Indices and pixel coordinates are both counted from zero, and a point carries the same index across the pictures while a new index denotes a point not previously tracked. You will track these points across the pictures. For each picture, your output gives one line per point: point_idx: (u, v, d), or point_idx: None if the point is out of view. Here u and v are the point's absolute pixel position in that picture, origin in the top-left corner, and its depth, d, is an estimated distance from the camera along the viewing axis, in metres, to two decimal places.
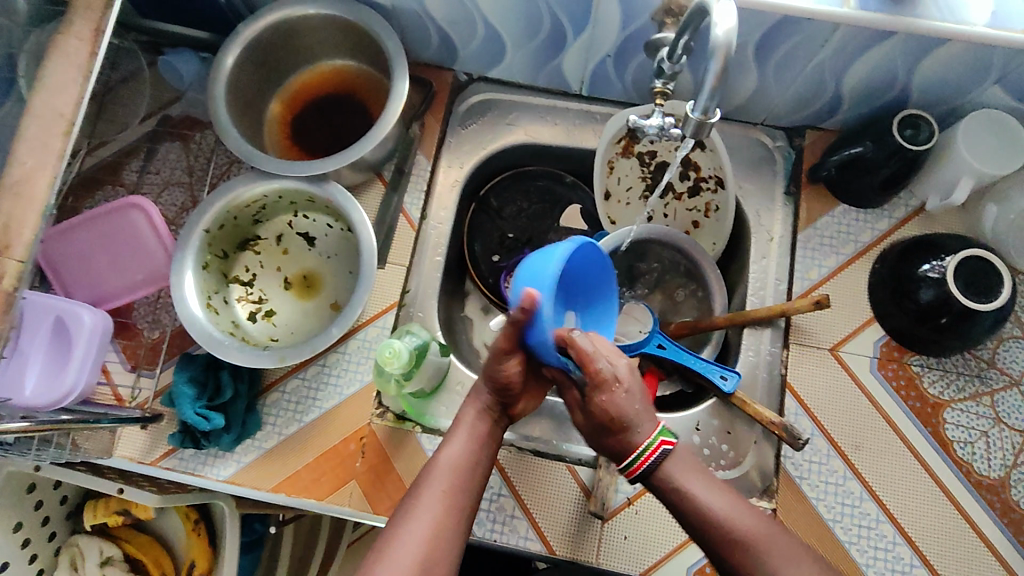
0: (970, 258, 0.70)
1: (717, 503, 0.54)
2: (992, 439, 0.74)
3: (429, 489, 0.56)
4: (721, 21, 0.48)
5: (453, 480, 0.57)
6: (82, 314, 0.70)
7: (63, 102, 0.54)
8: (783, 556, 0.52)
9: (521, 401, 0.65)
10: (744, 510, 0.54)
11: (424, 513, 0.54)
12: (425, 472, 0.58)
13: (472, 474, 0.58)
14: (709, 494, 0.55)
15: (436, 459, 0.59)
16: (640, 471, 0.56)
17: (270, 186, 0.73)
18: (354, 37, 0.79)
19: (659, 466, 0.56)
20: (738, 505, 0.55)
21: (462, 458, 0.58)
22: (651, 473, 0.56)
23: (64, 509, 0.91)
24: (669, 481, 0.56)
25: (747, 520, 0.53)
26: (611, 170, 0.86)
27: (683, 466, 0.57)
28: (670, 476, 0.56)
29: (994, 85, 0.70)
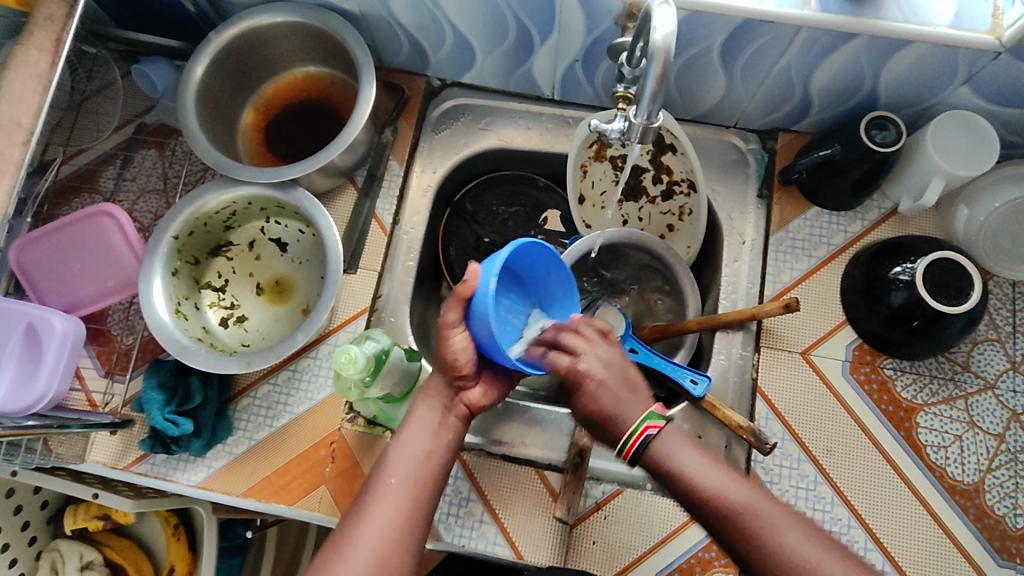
0: (938, 261, 0.70)
1: (706, 477, 0.55)
2: (966, 443, 0.73)
3: (383, 483, 0.56)
4: (661, 25, 0.48)
5: (408, 470, 0.57)
6: (52, 321, 0.71)
7: (22, 112, 0.55)
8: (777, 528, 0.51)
9: (475, 387, 0.63)
10: (736, 485, 0.54)
11: (379, 509, 0.54)
12: (379, 467, 0.58)
13: (428, 461, 0.58)
14: (704, 469, 0.55)
15: (391, 451, 0.59)
16: (634, 452, 0.57)
17: (238, 193, 0.74)
18: (325, 44, 0.80)
19: (649, 448, 0.56)
20: (727, 478, 0.55)
21: (417, 448, 0.58)
22: (642, 457, 0.57)
23: (45, 513, 0.92)
24: (660, 452, 0.56)
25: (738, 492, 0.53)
26: (584, 174, 0.86)
27: (672, 441, 0.57)
28: (662, 452, 0.56)
29: (962, 86, 0.70)
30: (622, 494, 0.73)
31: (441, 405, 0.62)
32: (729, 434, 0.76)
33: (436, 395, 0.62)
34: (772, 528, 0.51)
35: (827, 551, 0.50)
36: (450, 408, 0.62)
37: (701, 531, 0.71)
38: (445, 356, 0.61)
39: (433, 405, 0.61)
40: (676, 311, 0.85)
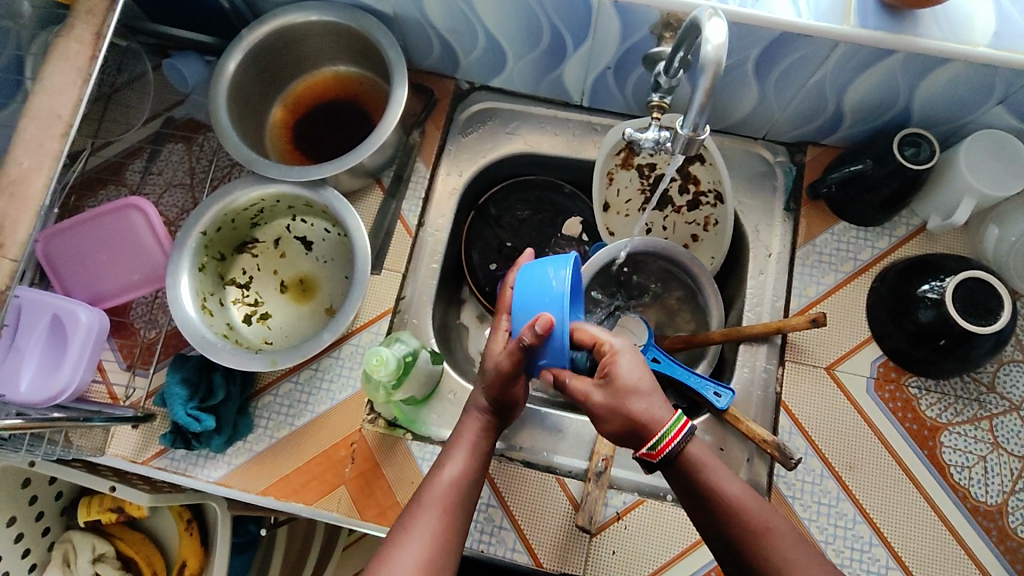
0: (967, 280, 0.69)
1: (737, 493, 0.53)
2: (989, 464, 0.73)
3: (428, 503, 0.54)
4: (712, 37, 0.48)
5: (455, 495, 0.56)
6: (78, 312, 0.71)
7: (61, 104, 0.55)
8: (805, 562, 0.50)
9: (518, 411, 0.65)
10: (767, 507, 0.53)
11: (424, 526, 0.53)
12: (423, 489, 0.56)
13: (469, 489, 0.57)
14: (737, 486, 0.53)
15: (432, 473, 0.57)
16: (667, 451, 0.53)
17: (266, 190, 0.74)
18: (357, 43, 0.80)
19: (683, 451, 0.54)
20: (757, 500, 0.53)
21: (464, 475, 0.57)
22: (675, 456, 0.53)
23: (59, 504, 0.92)
24: (690, 462, 0.54)
25: (768, 518, 0.52)
26: (610, 182, 0.86)
27: (705, 452, 0.55)
28: (696, 461, 0.54)
29: (997, 106, 0.70)
30: (644, 504, 0.72)
31: (484, 437, 0.61)
32: (751, 447, 0.75)
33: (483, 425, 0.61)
34: (797, 560, 0.50)
35: None
36: (491, 443, 0.61)
37: None
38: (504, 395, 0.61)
39: (472, 436, 0.61)
40: (699, 322, 0.84)
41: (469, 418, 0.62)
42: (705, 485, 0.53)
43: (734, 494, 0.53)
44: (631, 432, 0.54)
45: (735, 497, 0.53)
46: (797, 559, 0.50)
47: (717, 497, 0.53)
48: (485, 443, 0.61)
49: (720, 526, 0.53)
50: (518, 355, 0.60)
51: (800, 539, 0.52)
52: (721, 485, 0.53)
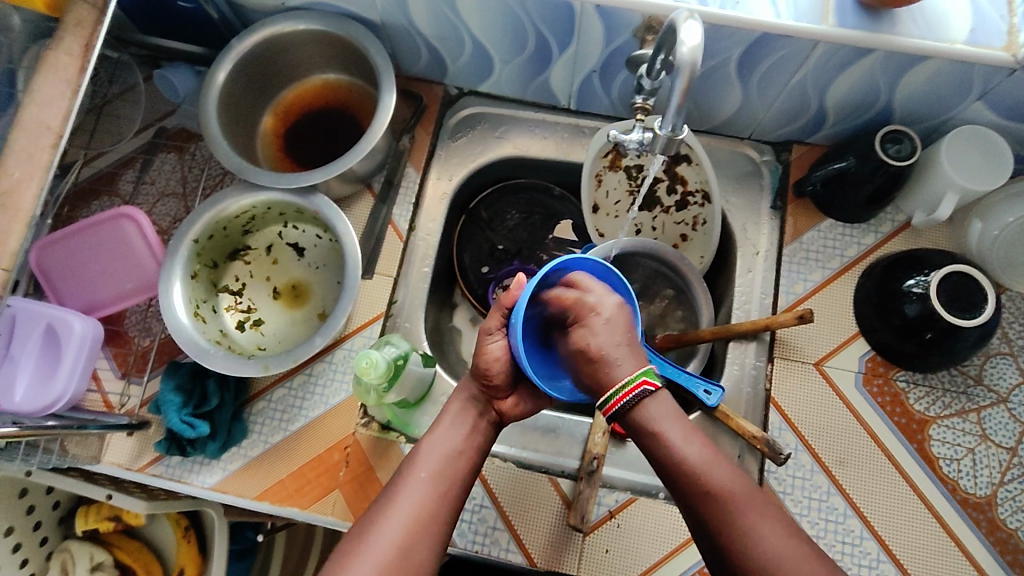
0: (952, 274, 0.70)
1: (686, 450, 0.54)
2: (978, 456, 0.74)
3: (413, 475, 0.56)
4: (688, 39, 0.48)
5: (438, 467, 0.57)
6: (72, 321, 0.72)
7: (51, 116, 0.56)
8: (754, 517, 0.51)
9: (509, 396, 0.63)
10: (719, 462, 0.54)
11: (405, 498, 0.55)
12: (409, 462, 0.58)
13: (457, 458, 0.59)
14: (690, 444, 0.54)
15: (422, 446, 0.59)
16: (616, 409, 0.56)
17: (257, 198, 0.75)
18: (345, 51, 0.81)
19: (636, 407, 0.56)
20: (711, 455, 0.54)
21: (448, 445, 0.59)
22: (629, 412, 0.56)
23: (57, 513, 0.92)
24: (642, 416, 0.56)
25: (723, 474, 0.53)
26: (599, 184, 0.86)
27: (662, 407, 0.56)
28: (649, 417, 0.56)
29: (976, 102, 0.71)
30: (635, 503, 0.73)
31: (473, 405, 0.62)
32: (741, 444, 0.76)
33: (470, 399, 0.62)
34: (747, 518, 0.51)
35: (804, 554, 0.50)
36: (483, 408, 0.62)
37: None
38: (478, 364, 0.61)
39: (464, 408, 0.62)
40: (688, 321, 0.85)
41: (459, 392, 0.64)
42: (655, 441, 0.55)
43: (685, 454, 0.54)
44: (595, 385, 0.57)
45: (687, 457, 0.54)
46: (752, 520, 0.51)
47: (668, 458, 0.54)
48: (480, 413, 0.62)
49: (674, 483, 0.54)
50: (500, 349, 0.61)
51: (756, 494, 0.53)
52: (673, 445, 0.54)
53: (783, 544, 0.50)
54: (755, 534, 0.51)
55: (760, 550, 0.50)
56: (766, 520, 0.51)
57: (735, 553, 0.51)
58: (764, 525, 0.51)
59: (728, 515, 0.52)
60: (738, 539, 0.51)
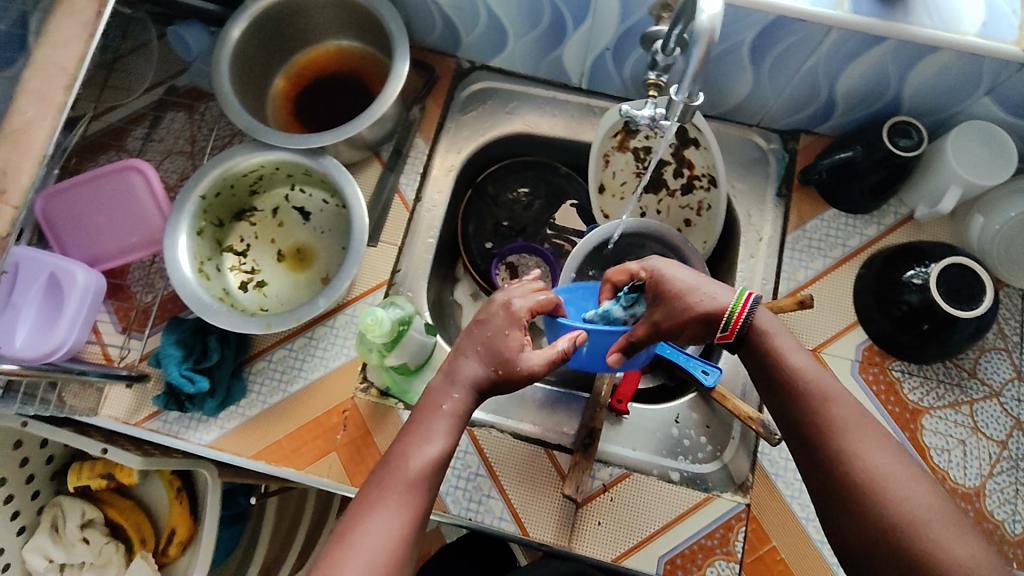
0: (951, 266, 0.71)
1: (800, 363, 0.59)
2: (969, 448, 0.75)
3: (389, 490, 0.54)
4: (707, 7, 0.49)
5: (418, 479, 0.55)
6: (75, 272, 0.72)
7: (66, 57, 0.56)
8: (860, 437, 0.54)
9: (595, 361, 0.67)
10: (830, 381, 0.58)
11: (390, 512, 0.53)
12: (390, 468, 0.55)
13: (439, 470, 0.56)
14: (802, 359, 0.59)
15: (404, 453, 0.56)
16: (737, 326, 0.60)
17: (266, 157, 0.75)
18: (360, 17, 0.81)
19: (748, 323, 0.61)
20: (823, 373, 0.58)
21: (431, 456, 0.56)
22: (748, 327, 0.61)
23: (50, 468, 0.92)
24: (757, 332, 0.61)
25: (835, 390, 0.57)
26: (606, 164, 0.87)
27: (773, 325, 0.62)
28: (758, 332, 0.61)
29: (984, 96, 0.71)
30: (629, 478, 0.74)
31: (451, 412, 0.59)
32: (736, 425, 0.77)
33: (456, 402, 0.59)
34: (853, 432, 0.54)
35: (905, 472, 0.52)
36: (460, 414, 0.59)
37: (706, 518, 0.72)
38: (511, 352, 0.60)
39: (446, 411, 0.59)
40: None
41: (439, 397, 0.59)
42: (769, 350, 0.60)
43: (801, 366, 0.58)
44: (706, 317, 0.61)
45: (799, 369, 0.58)
46: (857, 439, 0.54)
47: (780, 364, 0.59)
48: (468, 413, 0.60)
49: (780, 394, 0.59)
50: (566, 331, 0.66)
51: (865, 419, 0.55)
52: (786, 354, 0.59)
53: (888, 464, 0.52)
54: (861, 449, 0.53)
55: (863, 464, 0.52)
56: (872, 440, 0.54)
57: (840, 464, 0.53)
58: (870, 447, 0.53)
59: (832, 423, 0.55)
60: (845, 448, 0.53)
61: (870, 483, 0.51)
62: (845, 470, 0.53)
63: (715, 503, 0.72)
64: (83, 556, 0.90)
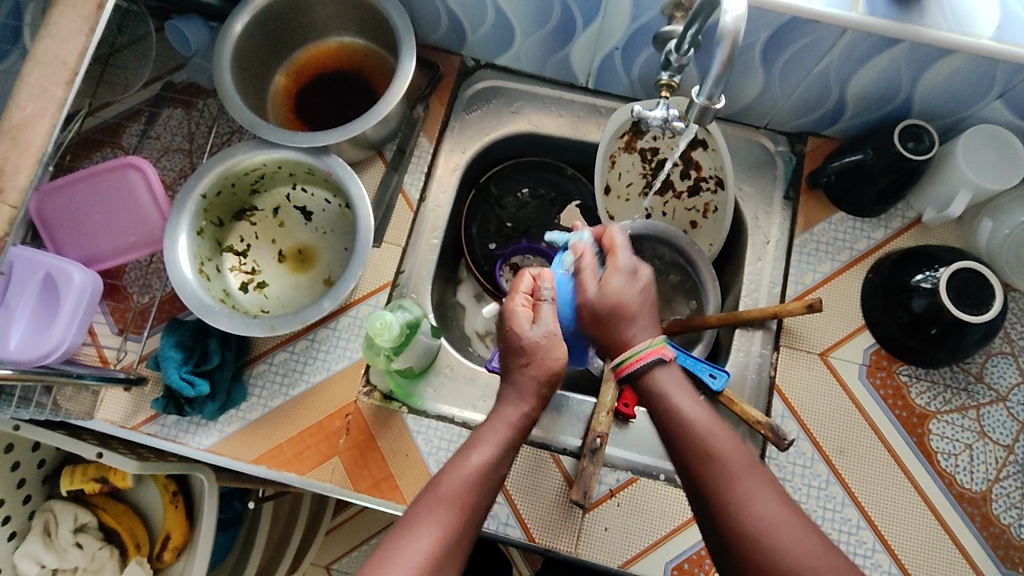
0: (960, 270, 0.71)
1: (689, 413, 0.55)
2: (976, 452, 0.74)
3: (437, 501, 0.52)
4: (731, 8, 0.48)
5: (465, 493, 0.52)
6: (72, 273, 0.70)
7: (67, 50, 0.54)
8: (750, 488, 0.51)
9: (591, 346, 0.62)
10: (721, 431, 0.54)
11: (427, 526, 0.50)
12: (439, 478, 0.53)
13: (489, 481, 0.53)
14: (694, 409, 0.55)
15: (451, 465, 0.54)
16: (629, 372, 0.57)
17: (269, 155, 0.73)
18: (364, 14, 0.79)
19: (649, 373, 0.57)
20: (715, 426, 0.55)
21: (482, 471, 0.53)
22: (638, 377, 0.57)
23: (41, 472, 0.90)
24: (654, 382, 0.57)
25: (721, 440, 0.53)
26: (613, 165, 0.86)
27: (673, 375, 0.57)
28: (661, 385, 0.57)
29: (995, 100, 0.71)
30: (636, 483, 0.73)
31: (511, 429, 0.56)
32: (743, 430, 0.76)
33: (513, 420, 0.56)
34: (743, 490, 0.51)
35: (792, 518, 0.50)
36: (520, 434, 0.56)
37: None
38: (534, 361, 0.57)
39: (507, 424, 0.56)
40: (695, 308, 0.85)
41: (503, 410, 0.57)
42: (660, 407, 0.56)
43: (691, 417, 0.55)
44: (609, 346, 0.60)
45: (691, 420, 0.55)
46: (747, 493, 0.51)
47: (674, 418, 0.55)
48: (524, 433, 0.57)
49: (676, 446, 0.55)
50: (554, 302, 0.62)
51: (752, 469, 0.52)
52: (676, 405, 0.55)
53: (775, 512, 0.50)
54: (755, 503, 0.50)
55: (755, 519, 0.49)
56: (764, 490, 0.51)
57: (733, 523, 0.50)
58: (758, 496, 0.51)
59: (721, 480, 0.52)
60: (737, 507, 0.50)
61: (760, 536, 0.49)
62: (733, 528, 0.50)
63: None
64: (76, 561, 0.88)
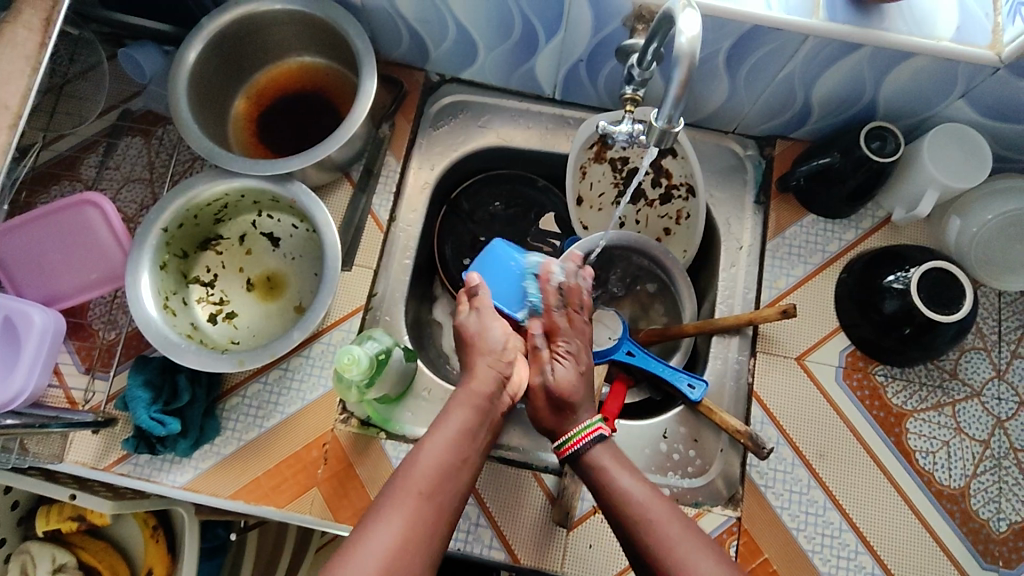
0: (931, 270, 0.71)
1: (626, 487, 0.56)
2: (953, 449, 0.75)
3: (404, 485, 0.53)
4: (686, 29, 0.48)
5: (430, 475, 0.54)
6: (31, 314, 0.68)
7: (9, 94, 0.53)
8: (688, 550, 0.51)
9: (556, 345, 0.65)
10: (655, 500, 0.55)
11: (394, 515, 0.51)
12: (403, 467, 0.55)
13: (452, 465, 0.56)
14: (631, 480, 0.57)
15: (415, 451, 0.56)
16: (569, 451, 0.60)
17: (230, 184, 0.72)
18: (323, 34, 0.78)
19: (588, 450, 0.59)
20: (650, 493, 0.56)
21: (444, 455, 0.56)
22: (581, 456, 0.59)
23: (15, 514, 0.88)
24: (593, 459, 0.59)
25: (657, 508, 0.54)
26: (583, 176, 0.85)
27: (612, 454, 0.59)
28: (598, 460, 0.59)
29: (958, 100, 0.71)
30: None
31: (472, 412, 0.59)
32: (724, 438, 0.76)
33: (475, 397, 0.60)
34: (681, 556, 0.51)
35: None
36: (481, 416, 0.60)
37: (711, 522, 0.72)
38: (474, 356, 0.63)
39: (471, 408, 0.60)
40: (671, 314, 0.85)
41: (462, 399, 0.60)
42: (600, 481, 0.58)
43: (625, 491, 0.56)
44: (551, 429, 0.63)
45: (625, 489, 0.56)
46: (686, 554, 0.51)
47: (609, 492, 0.57)
48: (488, 414, 0.60)
49: (617, 520, 0.56)
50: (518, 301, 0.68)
51: (687, 531, 0.53)
52: (611, 483, 0.57)
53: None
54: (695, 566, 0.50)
55: None
56: (702, 552, 0.51)
57: None
58: (697, 558, 0.51)
59: (659, 546, 0.52)
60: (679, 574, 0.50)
61: None
62: None
63: (709, 516, 0.72)
64: None
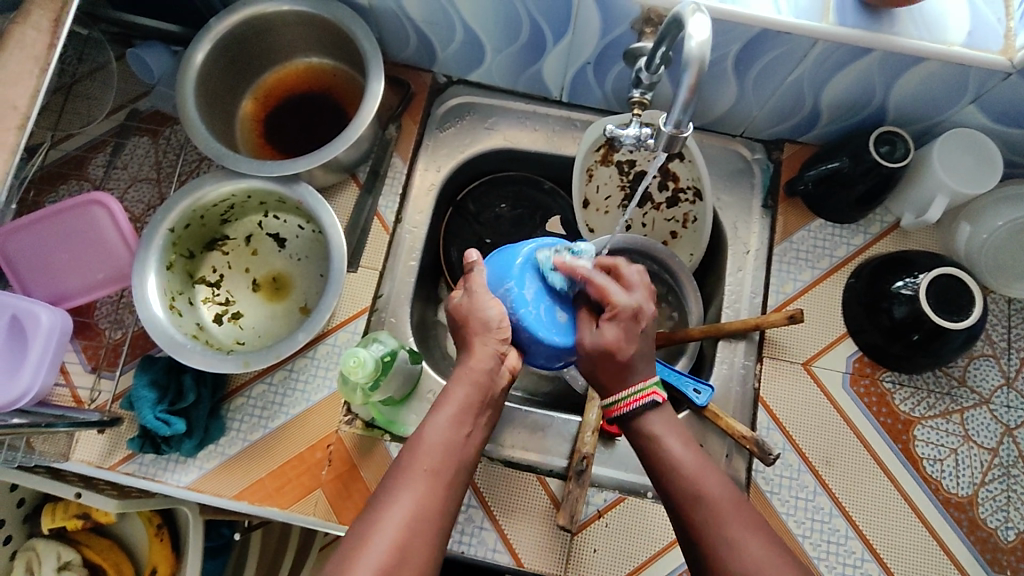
0: (941, 277, 0.70)
1: (678, 458, 0.54)
2: (961, 456, 0.74)
3: (411, 467, 0.52)
4: (696, 33, 0.48)
5: (436, 457, 0.52)
6: (39, 313, 0.68)
7: (18, 94, 0.54)
8: (737, 530, 0.50)
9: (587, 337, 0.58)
10: (708, 473, 0.53)
11: (401, 499, 0.50)
12: (408, 447, 0.53)
13: (458, 444, 0.54)
14: (682, 450, 0.55)
15: (421, 431, 0.54)
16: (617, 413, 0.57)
17: (237, 185, 0.72)
18: (330, 36, 0.78)
19: (643, 411, 0.57)
20: (702, 467, 0.54)
21: (450, 436, 0.54)
22: (630, 420, 0.57)
23: (21, 511, 0.89)
24: (646, 423, 0.56)
25: (710, 483, 0.53)
26: (590, 179, 0.85)
27: (667, 421, 0.57)
28: (651, 426, 0.56)
29: (970, 105, 0.71)
30: (625, 502, 0.72)
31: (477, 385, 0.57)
32: (729, 443, 0.76)
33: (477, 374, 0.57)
34: (731, 533, 0.50)
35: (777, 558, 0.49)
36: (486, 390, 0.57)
37: None
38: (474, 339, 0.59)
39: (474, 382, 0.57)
40: (677, 318, 0.85)
41: (464, 374, 0.57)
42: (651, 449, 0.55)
43: (677, 462, 0.54)
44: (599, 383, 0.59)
45: (677, 457, 0.54)
46: (733, 532, 0.50)
47: (660, 463, 0.55)
48: (490, 388, 0.57)
49: (667, 488, 0.54)
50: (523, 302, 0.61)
51: (737, 506, 0.52)
52: (663, 454, 0.55)
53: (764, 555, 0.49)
54: (743, 545, 0.50)
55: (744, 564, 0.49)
56: (751, 533, 0.50)
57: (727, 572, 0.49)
58: (745, 538, 0.50)
59: (707, 523, 0.51)
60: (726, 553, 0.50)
61: None
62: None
63: None
64: None
